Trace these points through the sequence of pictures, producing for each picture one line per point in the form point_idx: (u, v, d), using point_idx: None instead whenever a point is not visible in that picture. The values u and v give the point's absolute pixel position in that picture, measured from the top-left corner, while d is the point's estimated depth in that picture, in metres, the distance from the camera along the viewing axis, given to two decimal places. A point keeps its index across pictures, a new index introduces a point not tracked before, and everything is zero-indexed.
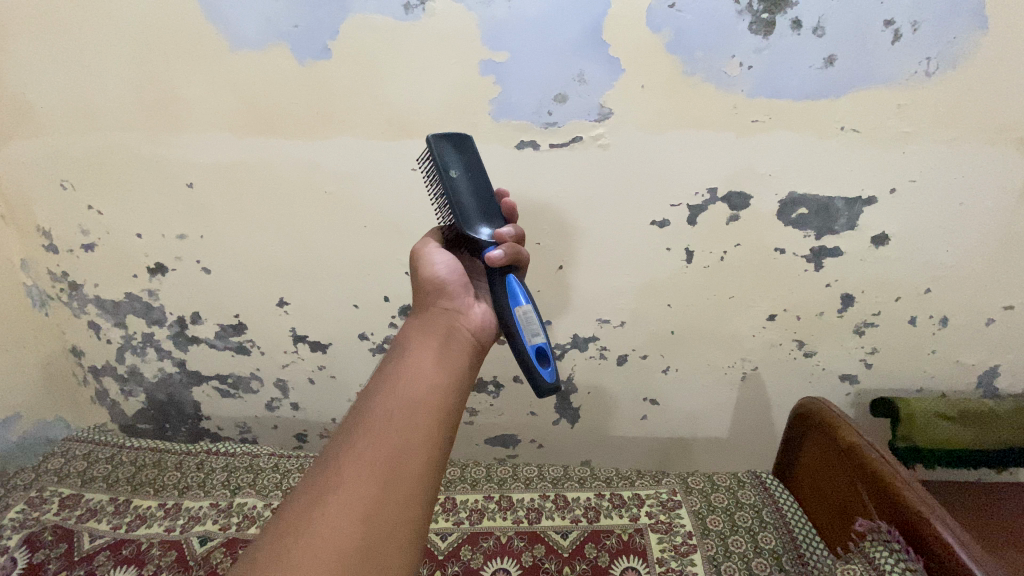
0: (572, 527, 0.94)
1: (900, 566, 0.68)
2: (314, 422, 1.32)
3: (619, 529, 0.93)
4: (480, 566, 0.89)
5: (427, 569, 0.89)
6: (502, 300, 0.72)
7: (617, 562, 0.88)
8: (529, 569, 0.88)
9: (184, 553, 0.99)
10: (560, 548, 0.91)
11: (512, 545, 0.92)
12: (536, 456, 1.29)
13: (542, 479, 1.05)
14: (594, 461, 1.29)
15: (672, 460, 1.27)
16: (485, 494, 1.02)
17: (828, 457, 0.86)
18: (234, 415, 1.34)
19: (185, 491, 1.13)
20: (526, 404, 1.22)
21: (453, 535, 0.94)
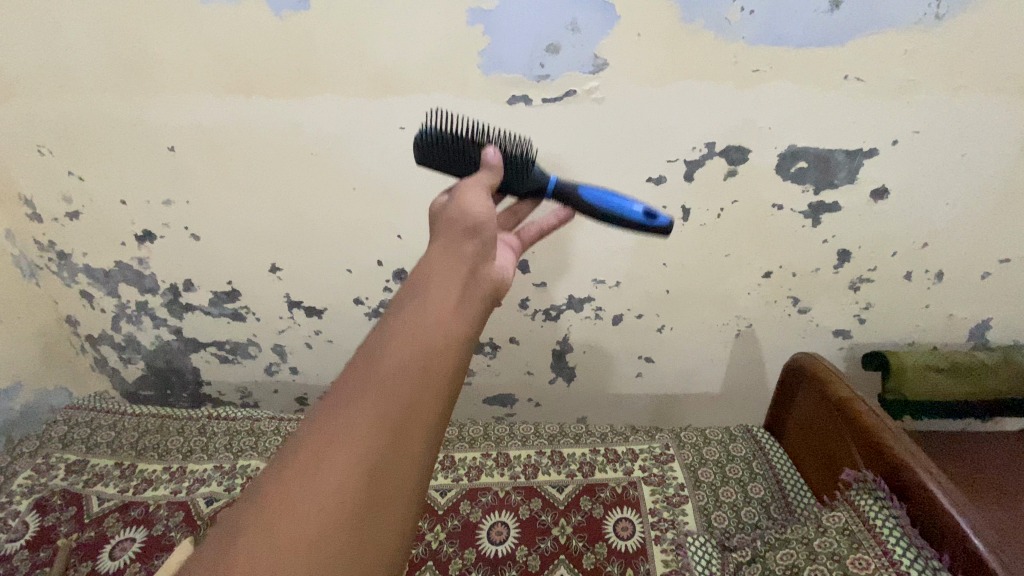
0: (568, 481, 0.97)
1: (884, 513, 0.71)
2: (313, 385, 1.34)
3: (613, 482, 0.96)
4: (479, 520, 0.92)
5: (428, 524, 0.92)
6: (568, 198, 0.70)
7: (611, 513, 0.91)
8: (527, 521, 0.91)
9: (191, 513, 1.03)
10: (556, 501, 0.94)
11: (510, 499, 0.95)
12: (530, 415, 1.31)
13: (538, 436, 1.07)
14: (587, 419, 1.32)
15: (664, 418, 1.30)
16: (482, 451, 1.05)
17: (817, 410, 0.88)
18: (233, 381, 1.36)
19: (188, 455, 1.16)
20: (523, 364, 1.23)
21: (452, 491, 0.97)
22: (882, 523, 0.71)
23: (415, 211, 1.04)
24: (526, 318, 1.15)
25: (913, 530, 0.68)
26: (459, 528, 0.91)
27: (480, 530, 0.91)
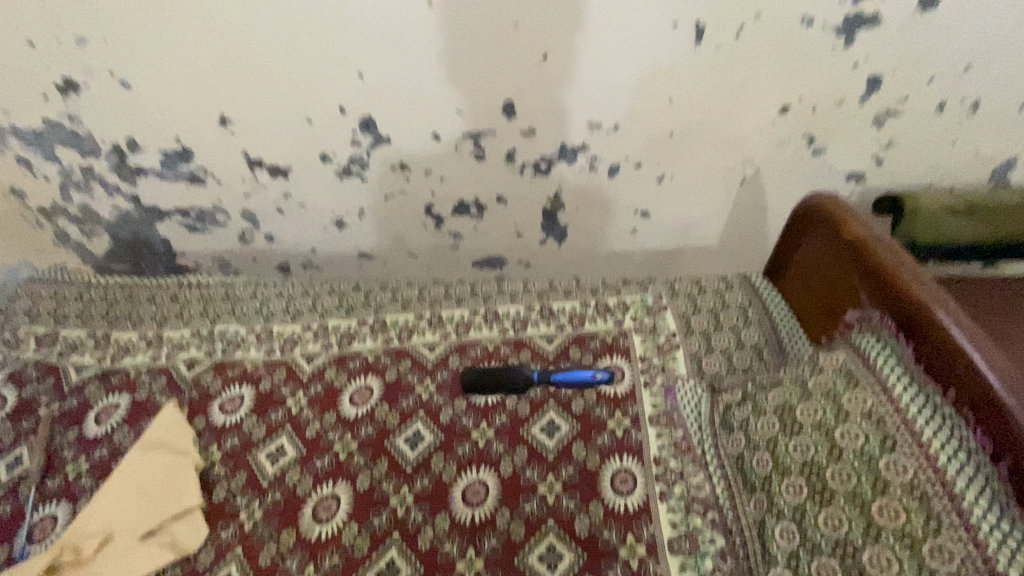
0: (557, 335, 1.38)
1: (886, 352, 1.03)
2: (358, 243, 1.73)
3: (602, 333, 1.36)
4: (471, 370, 1.33)
5: (417, 378, 1.32)
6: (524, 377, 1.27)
7: (600, 367, 1.30)
8: (515, 371, 1.31)
9: (172, 377, 1.40)
10: (546, 353, 1.35)
11: (499, 351, 1.36)
12: (527, 312, 1.42)
13: (527, 290, 1.48)
14: (579, 317, 1.40)
15: (652, 317, 1.38)
16: (469, 308, 1.44)
17: (833, 254, 1.20)
18: (289, 245, 1.73)
19: (163, 323, 1.52)
20: (515, 224, 1.65)
21: (442, 346, 1.37)
22: (883, 361, 1.02)
23: (451, 84, 1.38)
24: (516, 169, 1.53)
25: (910, 356, 0.99)
26: (449, 379, 1.31)
27: (472, 377, 1.31)
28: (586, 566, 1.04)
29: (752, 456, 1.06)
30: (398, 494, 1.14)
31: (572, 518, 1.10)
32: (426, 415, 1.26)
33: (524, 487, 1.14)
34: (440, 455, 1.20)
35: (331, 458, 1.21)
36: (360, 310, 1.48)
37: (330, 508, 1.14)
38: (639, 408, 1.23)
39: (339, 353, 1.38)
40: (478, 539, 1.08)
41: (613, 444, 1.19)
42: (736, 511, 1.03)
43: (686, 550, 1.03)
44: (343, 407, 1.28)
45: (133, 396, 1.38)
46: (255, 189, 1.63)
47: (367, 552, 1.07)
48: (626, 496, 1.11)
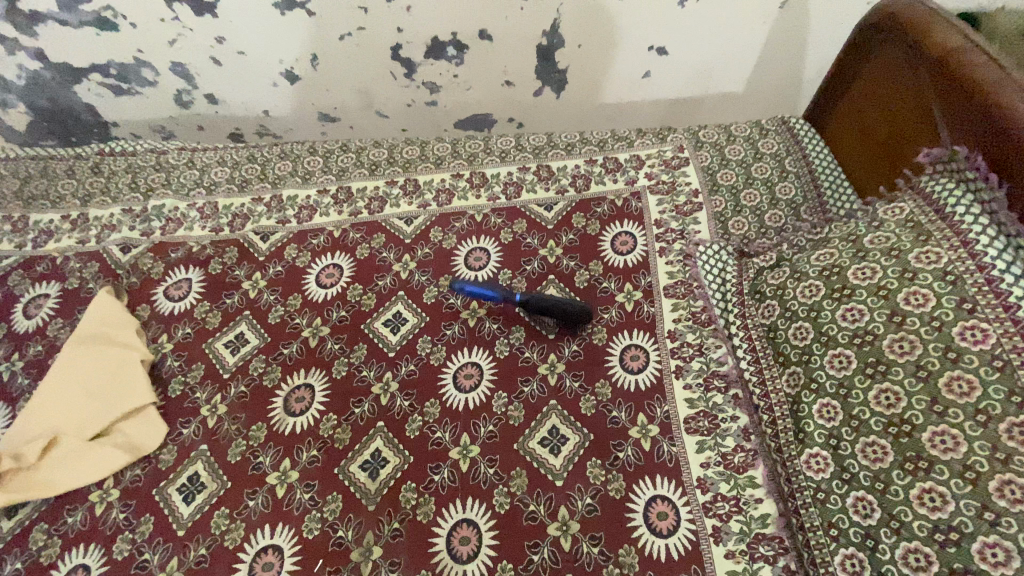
0: (559, 201, 1.23)
1: (967, 191, 0.89)
2: (333, 101, 1.61)
3: (612, 198, 1.23)
4: (456, 246, 1.17)
5: (396, 254, 1.17)
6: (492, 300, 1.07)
7: (609, 231, 1.17)
8: (509, 244, 1.17)
9: (107, 263, 1.21)
10: (545, 220, 1.20)
11: (489, 223, 1.20)
12: (510, 177, 1.28)
13: (523, 150, 1.33)
14: (581, 181, 1.26)
15: (653, 179, 1.26)
16: (456, 172, 1.30)
17: (924, 91, 1.05)
18: (256, 104, 1.62)
19: (88, 201, 1.33)
20: (504, 72, 1.53)
21: (420, 220, 1.22)
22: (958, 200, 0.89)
23: None
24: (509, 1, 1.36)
25: (996, 190, 0.85)
26: (432, 255, 1.16)
27: (459, 253, 1.16)
28: (591, 450, 0.93)
29: (790, 330, 0.94)
30: (380, 381, 1.01)
31: (578, 399, 0.98)
32: (408, 296, 1.11)
33: (522, 368, 1.01)
34: (425, 338, 1.05)
35: (300, 344, 1.06)
36: (326, 181, 1.30)
37: (303, 399, 1.00)
38: (653, 277, 1.10)
39: (310, 227, 1.23)
40: (471, 427, 0.95)
41: (620, 319, 1.06)
42: (769, 386, 0.94)
43: (705, 430, 0.94)
44: (309, 288, 1.13)
45: (61, 286, 1.19)
46: (181, 34, 1.44)
47: (348, 444, 0.95)
48: (637, 374, 1.00)
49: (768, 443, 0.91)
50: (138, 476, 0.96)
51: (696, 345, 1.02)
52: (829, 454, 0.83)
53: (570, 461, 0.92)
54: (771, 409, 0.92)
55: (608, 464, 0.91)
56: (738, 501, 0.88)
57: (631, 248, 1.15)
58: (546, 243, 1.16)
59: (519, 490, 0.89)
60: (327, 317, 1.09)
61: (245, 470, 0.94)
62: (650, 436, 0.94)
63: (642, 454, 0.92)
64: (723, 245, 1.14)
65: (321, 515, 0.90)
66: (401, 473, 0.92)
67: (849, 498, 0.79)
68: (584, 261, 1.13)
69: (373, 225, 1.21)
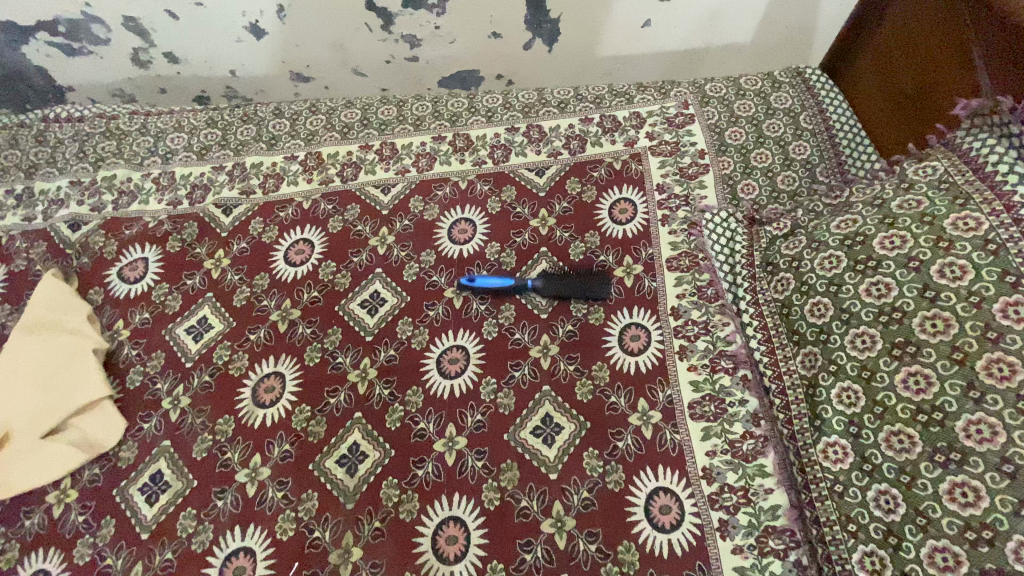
0: (552, 165, 1.11)
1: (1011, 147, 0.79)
2: (303, 58, 1.46)
3: (610, 160, 1.11)
4: (438, 217, 1.06)
5: (372, 227, 1.06)
6: (505, 291, 0.97)
7: (607, 198, 1.07)
8: (497, 214, 1.06)
9: (54, 242, 1.10)
10: (537, 186, 1.09)
11: (474, 191, 1.09)
12: (497, 138, 1.16)
13: (512, 109, 1.20)
14: (576, 142, 1.14)
15: (654, 139, 1.14)
16: (438, 134, 1.17)
17: (962, 34, 0.94)
18: (220, 63, 1.47)
19: (33, 173, 1.21)
20: (490, 22, 1.38)
21: (399, 189, 1.10)
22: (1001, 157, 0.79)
23: None
24: None
25: None
26: (412, 227, 1.05)
27: (442, 225, 1.06)
28: (588, 439, 0.85)
29: (807, 306, 0.86)
30: (357, 368, 0.92)
31: (573, 384, 0.89)
32: (386, 274, 1.01)
33: (512, 351, 0.92)
34: (406, 319, 0.96)
35: (268, 329, 0.97)
36: (294, 147, 1.18)
37: (274, 388, 0.92)
38: (656, 248, 1.00)
39: (277, 199, 1.12)
40: (457, 417, 0.87)
41: (619, 296, 0.96)
42: (782, 368, 0.86)
43: (712, 416, 0.86)
44: (277, 266, 1.03)
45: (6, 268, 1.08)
46: None
47: (324, 437, 0.87)
48: (637, 355, 0.91)
49: (779, 428, 0.84)
50: (96, 475, 0.89)
51: (702, 322, 0.93)
52: (848, 443, 0.76)
53: (565, 452, 0.84)
54: (783, 392, 0.85)
55: (606, 454, 0.84)
56: (747, 492, 0.81)
57: (631, 216, 1.04)
58: (537, 212, 1.06)
59: (510, 485, 0.82)
60: (297, 298, 0.99)
61: (212, 466, 0.87)
62: (651, 423, 0.86)
63: (643, 443, 0.84)
64: (731, 213, 1.04)
65: (295, 514, 0.83)
66: (382, 468, 0.85)
67: (870, 491, 0.72)
68: (580, 231, 1.03)
69: (347, 195, 1.10)
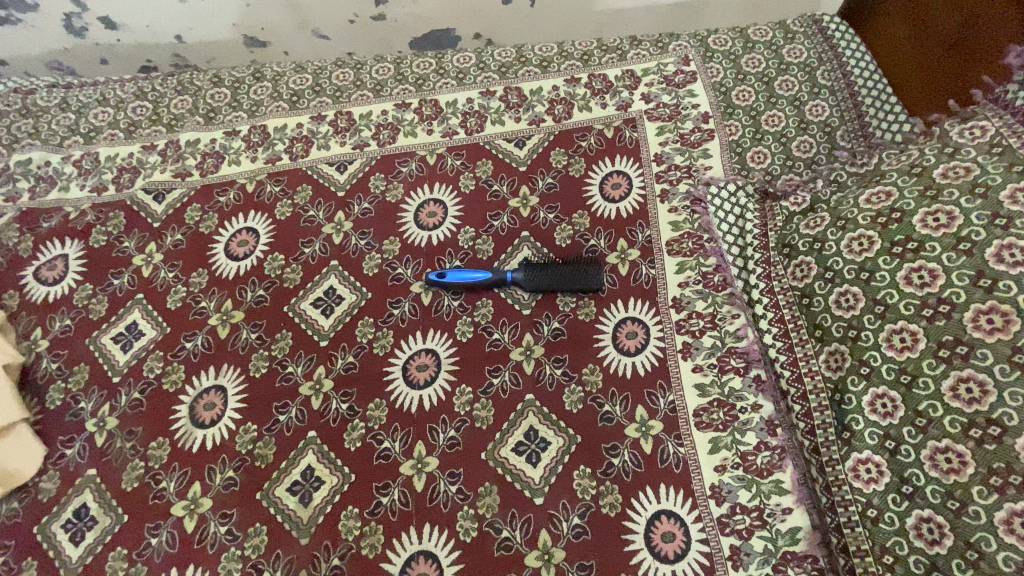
0: (534, 134, 0.96)
1: None
2: (252, 19, 1.27)
3: (600, 128, 0.96)
4: (403, 198, 0.92)
5: (327, 212, 0.91)
6: (479, 286, 0.83)
7: (598, 171, 0.92)
8: (472, 193, 0.92)
9: None
10: (517, 159, 0.94)
11: (444, 166, 0.94)
12: (469, 104, 1.00)
13: (487, 70, 1.04)
14: (561, 106, 0.99)
15: (651, 102, 0.99)
16: (402, 101, 1.01)
17: None
18: (162, 30, 1.28)
19: None
20: None
21: (357, 166, 0.95)
22: None
23: None
24: None
25: None
26: (373, 211, 0.91)
27: (408, 207, 0.91)
28: (579, 456, 0.73)
29: (832, 296, 0.73)
30: (310, 380, 0.80)
31: (560, 391, 0.77)
32: (343, 267, 0.87)
33: (490, 354, 0.80)
34: (366, 320, 0.83)
35: (207, 335, 0.84)
36: (236, 120, 1.03)
37: (214, 406, 0.79)
38: (653, 230, 0.87)
39: (217, 181, 0.97)
40: (426, 434, 0.75)
41: (613, 286, 0.83)
42: (803, 368, 0.74)
43: (720, 425, 0.74)
44: (218, 261, 0.89)
45: None
46: None
47: (273, 462, 0.76)
48: (635, 356, 0.79)
49: (800, 438, 0.72)
50: (13, 511, 0.76)
51: (708, 315, 0.81)
52: (882, 459, 0.65)
53: (552, 472, 0.73)
54: (804, 397, 0.73)
55: (599, 473, 0.72)
56: (761, 513, 0.70)
57: (625, 193, 0.90)
58: (517, 190, 0.91)
59: (488, 512, 0.71)
60: (240, 298, 0.86)
61: (147, 498, 0.76)
62: (651, 435, 0.74)
63: (642, 459, 0.73)
64: (740, 186, 0.90)
65: (241, 552, 0.71)
66: (340, 495, 0.73)
67: (909, 517, 0.61)
68: (566, 211, 0.89)
69: (297, 176, 0.95)
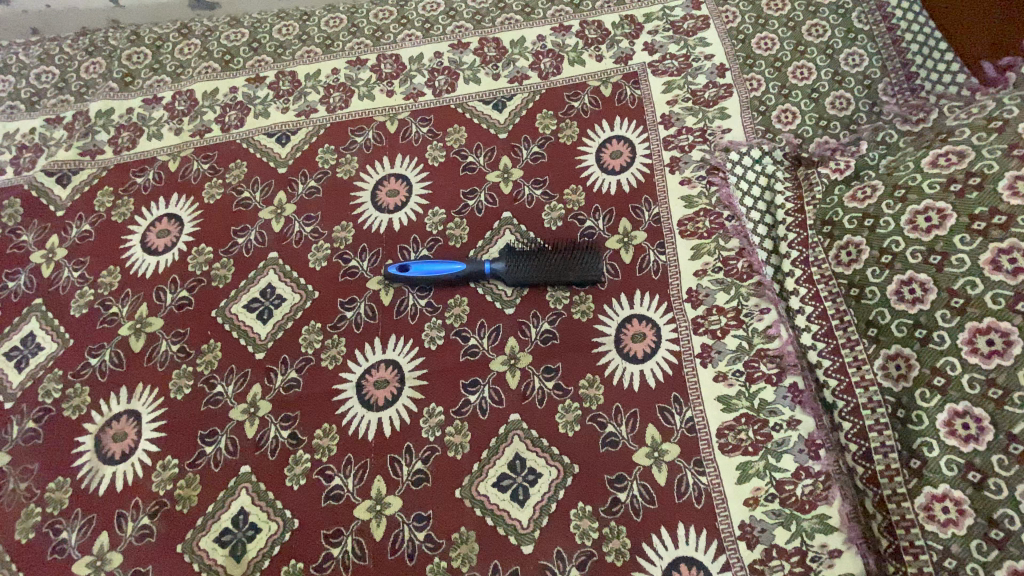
0: (517, 93, 0.80)
1: None
2: None
3: (595, 84, 0.80)
4: (357, 174, 0.75)
5: (265, 194, 0.75)
6: (450, 280, 0.67)
7: (594, 137, 0.76)
8: (441, 166, 0.75)
9: None
10: (496, 124, 0.78)
11: (408, 134, 0.78)
12: (437, 59, 0.83)
13: (458, 18, 0.87)
14: (548, 60, 0.82)
15: (655, 53, 0.82)
16: (357, 58, 0.84)
17: None
18: None
19: None
20: None
21: (302, 136, 0.79)
22: None
23: None
24: None
25: None
26: (321, 190, 0.74)
27: (363, 184, 0.75)
28: (576, 491, 0.59)
29: (890, 286, 0.59)
30: (243, 402, 0.65)
31: (552, 410, 0.62)
32: (284, 260, 0.71)
33: (464, 365, 0.64)
34: (311, 326, 0.67)
35: (117, 348, 0.68)
36: (157, 86, 0.85)
37: (127, 436, 0.65)
38: (662, 207, 0.71)
39: (134, 159, 0.80)
40: (386, 468, 0.61)
41: (614, 277, 0.68)
42: (853, 376, 0.59)
43: (750, 447, 0.60)
44: (132, 256, 0.73)
45: None
46: None
47: (197, 506, 0.61)
48: (643, 363, 0.64)
49: (849, 464, 0.58)
50: None
51: (731, 310, 0.66)
52: (963, 495, 0.52)
53: (544, 511, 0.58)
54: (855, 412, 0.59)
55: (602, 512, 0.58)
56: (804, 557, 0.56)
57: (627, 163, 0.74)
58: (497, 162, 0.75)
59: (464, 566, 0.57)
60: (157, 302, 0.70)
61: (43, 553, 0.61)
62: (666, 462, 0.60)
63: (655, 493, 0.59)
64: (766, 151, 0.74)
65: None
66: (280, 547, 0.59)
67: (1000, 570, 0.49)
68: (556, 187, 0.73)
69: (229, 150, 0.78)
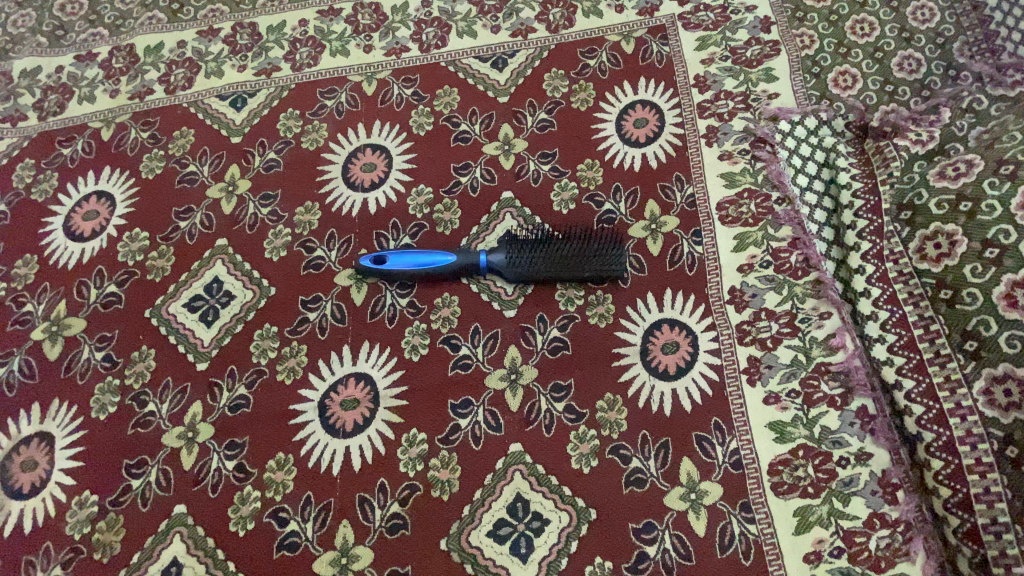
0: (521, 49, 0.66)
1: None
2: None
3: (615, 39, 0.66)
4: (326, 144, 0.62)
5: (214, 167, 0.62)
6: (437, 275, 0.54)
7: (614, 101, 0.63)
8: (428, 134, 0.62)
9: None
10: (496, 85, 0.64)
11: (388, 96, 0.64)
12: (425, 9, 0.69)
13: None
14: (557, 11, 0.68)
15: (686, 3, 0.68)
16: (329, 7, 0.70)
17: None
18: None
19: None
20: None
21: (262, 99, 0.65)
22: None
23: None
24: None
25: None
26: (281, 162, 0.61)
27: (333, 157, 0.62)
28: (594, 543, 0.47)
29: (997, 289, 0.47)
30: (179, 424, 0.52)
31: (562, 438, 0.50)
32: (234, 249, 0.58)
33: (454, 381, 0.52)
34: (266, 330, 0.55)
35: (28, 356, 0.56)
36: (93, 40, 0.72)
37: (37, 464, 0.52)
38: (697, 187, 0.58)
39: (62, 126, 0.67)
40: (354, 511, 0.49)
41: (638, 273, 0.55)
42: (946, 403, 0.47)
43: (812, 488, 0.48)
44: (52, 243, 0.60)
45: None
46: None
47: (120, 555, 0.49)
48: (676, 381, 0.51)
49: (937, 513, 0.46)
50: None
51: (784, 315, 0.53)
52: None
53: (551, 568, 0.46)
54: (948, 448, 0.46)
55: (625, 570, 0.46)
56: None
57: (654, 133, 0.61)
58: (495, 131, 0.62)
59: None
60: (80, 299, 0.57)
61: None
62: (705, 507, 0.47)
63: (692, 547, 0.46)
64: (823, 120, 0.61)
65: None
66: None
67: None
68: (567, 161, 0.60)
69: (173, 115, 0.65)
